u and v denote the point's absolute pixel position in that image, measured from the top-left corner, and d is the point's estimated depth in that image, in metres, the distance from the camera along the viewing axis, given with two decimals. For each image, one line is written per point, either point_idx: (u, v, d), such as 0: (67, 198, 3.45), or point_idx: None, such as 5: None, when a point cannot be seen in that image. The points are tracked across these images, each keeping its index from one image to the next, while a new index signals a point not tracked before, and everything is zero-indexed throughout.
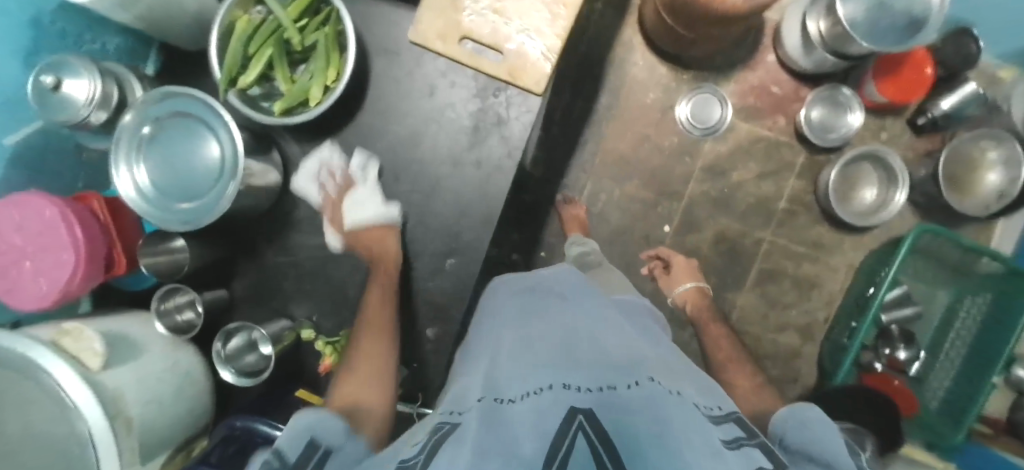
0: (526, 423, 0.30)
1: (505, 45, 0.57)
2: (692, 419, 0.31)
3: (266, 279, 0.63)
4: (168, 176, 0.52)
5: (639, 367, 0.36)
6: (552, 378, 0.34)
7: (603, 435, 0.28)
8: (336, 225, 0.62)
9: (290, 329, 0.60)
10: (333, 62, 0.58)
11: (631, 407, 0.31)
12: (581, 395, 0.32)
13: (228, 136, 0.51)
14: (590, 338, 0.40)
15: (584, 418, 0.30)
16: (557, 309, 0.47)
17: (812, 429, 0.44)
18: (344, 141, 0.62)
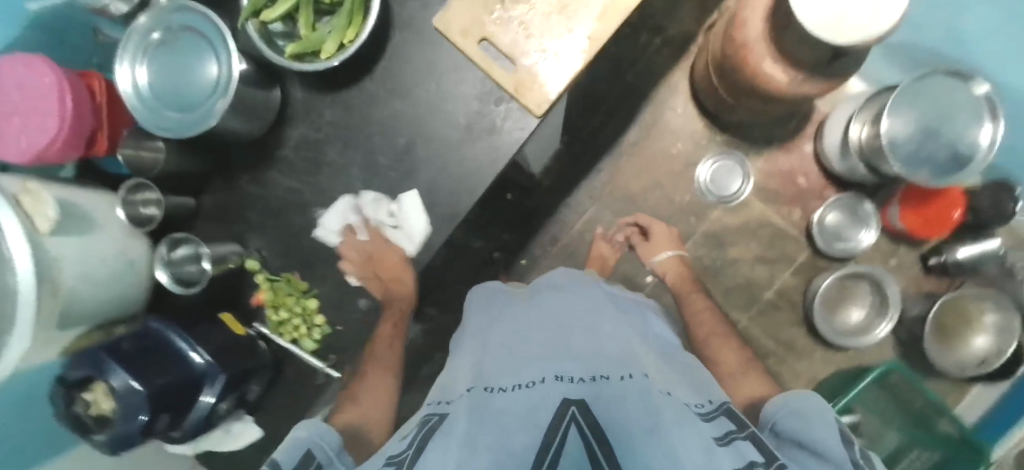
0: (524, 413, 0.35)
1: (520, 59, 0.57)
2: (684, 416, 0.36)
3: (234, 202, 0.66)
4: (163, 81, 0.54)
5: (630, 366, 0.42)
6: (544, 373, 0.40)
7: (592, 424, 0.33)
8: (311, 175, 0.63)
9: (236, 255, 0.63)
10: (355, 23, 0.59)
11: (617, 398, 0.36)
12: (569, 386, 0.37)
13: (227, 61, 0.53)
14: (577, 339, 0.46)
15: (577, 406, 0.35)
16: (550, 310, 0.52)
17: (809, 420, 0.45)
18: (344, 97, 0.62)
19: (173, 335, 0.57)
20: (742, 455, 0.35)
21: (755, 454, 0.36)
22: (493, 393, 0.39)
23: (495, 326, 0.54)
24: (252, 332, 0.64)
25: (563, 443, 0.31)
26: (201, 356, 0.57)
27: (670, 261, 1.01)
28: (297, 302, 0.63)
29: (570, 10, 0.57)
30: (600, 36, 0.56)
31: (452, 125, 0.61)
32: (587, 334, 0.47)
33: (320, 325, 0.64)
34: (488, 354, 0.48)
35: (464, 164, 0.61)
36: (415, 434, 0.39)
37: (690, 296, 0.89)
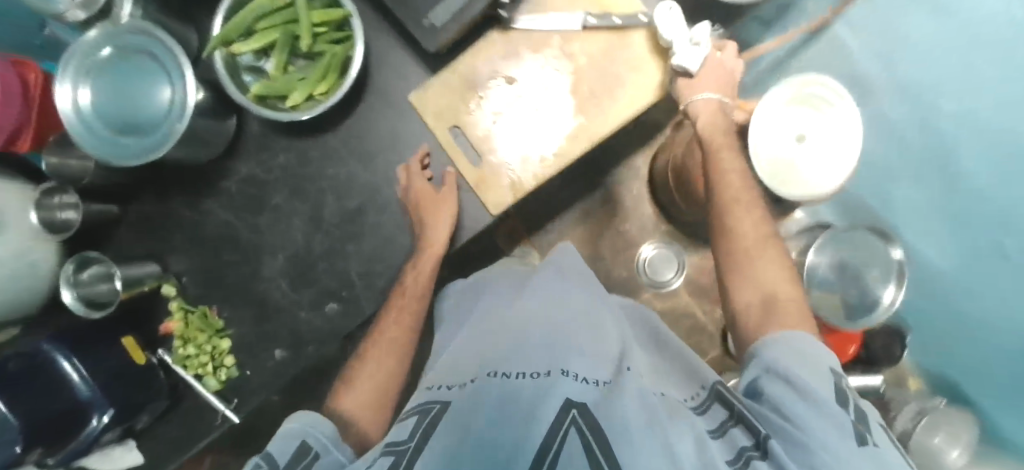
0: (526, 405, 0.36)
1: (488, 154, 0.60)
2: (676, 414, 0.39)
3: (161, 220, 0.62)
4: (110, 102, 0.50)
5: (626, 369, 0.45)
6: (551, 367, 0.42)
7: (593, 429, 0.33)
8: (252, 214, 0.62)
9: (153, 279, 0.60)
10: (328, 81, 0.57)
11: (619, 398, 0.37)
12: (574, 385, 0.39)
13: (182, 88, 0.50)
14: (576, 337, 0.49)
15: (578, 411, 0.34)
16: (552, 307, 0.55)
17: (802, 361, 0.42)
18: (303, 147, 0.61)
19: (63, 356, 0.52)
20: (731, 445, 0.37)
21: (745, 440, 0.38)
22: (499, 380, 0.40)
23: (497, 323, 0.56)
24: (153, 359, 0.61)
25: (564, 440, 0.32)
26: (81, 382, 0.53)
27: (705, 104, 0.60)
28: (208, 339, 0.61)
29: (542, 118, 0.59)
30: (567, 152, 0.59)
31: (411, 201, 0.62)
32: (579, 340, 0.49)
33: (229, 366, 0.62)
34: (493, 349, 0.49)
35: (412, 243, 0.62)
36: (416, 425, 0.41)
37: (715, 155, 0.61)
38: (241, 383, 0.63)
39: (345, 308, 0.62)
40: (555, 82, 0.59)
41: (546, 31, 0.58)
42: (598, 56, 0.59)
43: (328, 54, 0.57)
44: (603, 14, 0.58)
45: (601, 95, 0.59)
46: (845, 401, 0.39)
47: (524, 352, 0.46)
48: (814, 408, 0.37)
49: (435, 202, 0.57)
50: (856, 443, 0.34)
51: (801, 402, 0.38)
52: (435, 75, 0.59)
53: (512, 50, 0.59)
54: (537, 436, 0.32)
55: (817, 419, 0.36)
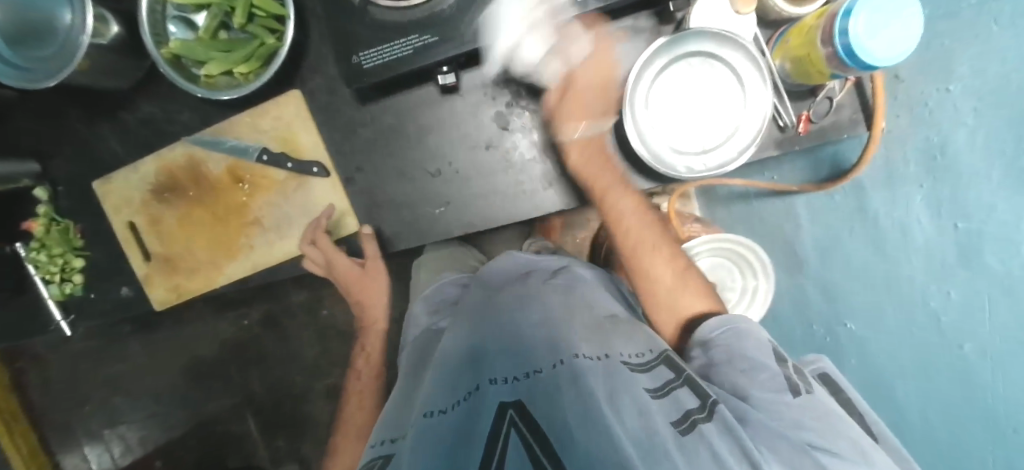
0: (455, 433, 0.36)
1: (148, 284, 0.62)
2: (621, 385, 0.39)
3: (52, 124, 0.61)
4: (16, 23, 0.49)
5: (557, 346, 0.43)
6: (479, 381, 0.41)
7: (529, 428, 0.34)
8: (141, 155, 0.60)
9: (29, 179, 0.60)
10: (249, 66, 0.54)
11: (549, 392, 0.37)
12: (502, 390, 0.39)
13: (81, 17, 0.47)
14: (507, 327, 0.47)
15: (514, 411, 0.36)
16: (502, 299, 0.54)
17: (740, 341, 0.47)
18: (210, 113, 0.58)
19: None
20: (678, 405, 0.39)
21: (690, 401, 0.40)
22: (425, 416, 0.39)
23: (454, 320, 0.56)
24: (7, 251, 0.62)
25: (506, 452, 0.33)
26: None
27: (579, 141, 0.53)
28: (61, 253, 0.61)
29: (217, 235, 0.60)
30: (241, 268, 0.60)
31: (276, 207, 0.59)
32: (509, 323, 0.48)
33: (75, 283, 0.63)
34: (438, 358, 0.48)
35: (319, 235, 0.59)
36: None
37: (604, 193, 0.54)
38: (83, 304, 0.64)
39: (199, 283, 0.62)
40: (239, 182, 0.59)
41: (221, 153, 0.58)
42: (271, 191, 0.59)
43: (259, 38, 0.54)
44: (281, 154, 0.57)
45: (262, 227, 0.59)
46: (784, 365, 0.45)
47: (455, 366, 0.45)
48: (755, 380, 0.44)
49: (160, 273, 0.61)
50: (794, 397, 0.42)
51: (752, 385, 0.43)
52: (122, 167, 0.60)
53: (445, 116, 0.57)
54: (475, 460, 0.33)
55: (762, 393, 0.42)
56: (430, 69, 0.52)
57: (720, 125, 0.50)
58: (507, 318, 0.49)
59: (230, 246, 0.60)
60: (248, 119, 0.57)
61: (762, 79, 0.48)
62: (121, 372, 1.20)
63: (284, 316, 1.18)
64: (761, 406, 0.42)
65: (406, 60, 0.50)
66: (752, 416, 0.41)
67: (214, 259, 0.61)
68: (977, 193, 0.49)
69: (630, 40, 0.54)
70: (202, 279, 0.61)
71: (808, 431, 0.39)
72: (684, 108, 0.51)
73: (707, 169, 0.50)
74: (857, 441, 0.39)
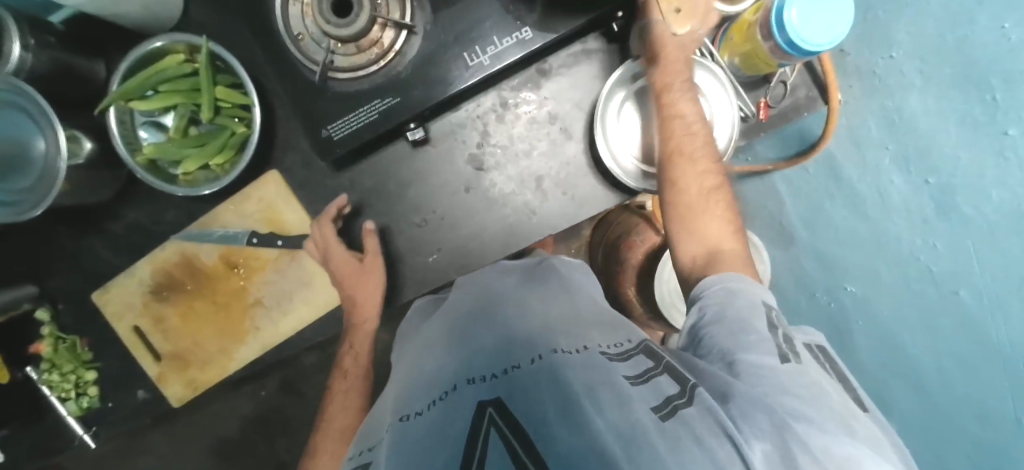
0: (428, 439, 0.29)
1: (162, 382, 0.62)
2: (603, 372, 0.33)
3: (43, 246, 0.62)
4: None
5: (536, 342, 0.37)
6: (456, 381, 0.34)
7: (514, 428, 0.28)
8: (134, 260, 0.61)
9: (29, 302, 0.61)
10: (224, 156, 0.55)
11: (529, 391, 0.31)
12: (482, 389, 0.32)
13: (54, 141, 0.49)
14: (485, 330, 0.42)
15: (495, 408, 0.30)
16: (480, 301, 0.48)
17: (736, 302, 0.40)
18: (194, 207, 0.60)
19: None
20: (656, 392, 0.32)
21: (670, 387, 0.33)
22: (402, 423, 0.33)
23: (420, 331, 0.49)
24: (17, 376, 0.62)
25: (487, 457, 0.27)
26: None
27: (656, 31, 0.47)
28: (72, 369, 0.62)
29: (221, 323, 0.61)
30: (252, 349, 0.61)
31: (273, 284, 0.60)
32: (484, 326, 0.42)
33: (92, 396, 0.63)
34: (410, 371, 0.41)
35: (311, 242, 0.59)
36: None
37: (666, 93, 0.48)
38: (101, 414, 0.64)
39: (209, 371, 0.62)
40: (234, 268, 0.60)
41: (213, 244, 0.59)
42: (266, 270, 0.60)
43: (228, 129, 0.55)
44: (270, 234, 0.58)
45: (263, 306, 0.61)
46: (779, 330, 0.38)
47: (427, 373, 0.38)
48: (742, 346, 0.37)
49: (173, 369, 0.62)
50: (781, 362, 0.35)
51: (746, 352, 0.36)
52: (119, 274, 0.61)
53: (424, 166, 0.59)
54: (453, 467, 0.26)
55: (752, 360, 0.35)
56: (399, 128, 0.54)
57: None
58: (484, 319, 0.43)
59: (235, 330, 0.61)
60: (232, 206, 0.59)
61: (723, 89, 0.53)
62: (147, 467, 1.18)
63: (303, 381, 1.17)
64: (747, 375, 0.34)
65: (373, 124, 0.52)
66: (736, 396, 0.32)
67: (222, 345, 0.62)
68: (938, 143, 0.51)
69: (582, 65, 0.58)
70: (215, 367, 0.62)
71: (799, 407, 0.31)
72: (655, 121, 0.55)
73: None
74: (839, 415, 0.32)
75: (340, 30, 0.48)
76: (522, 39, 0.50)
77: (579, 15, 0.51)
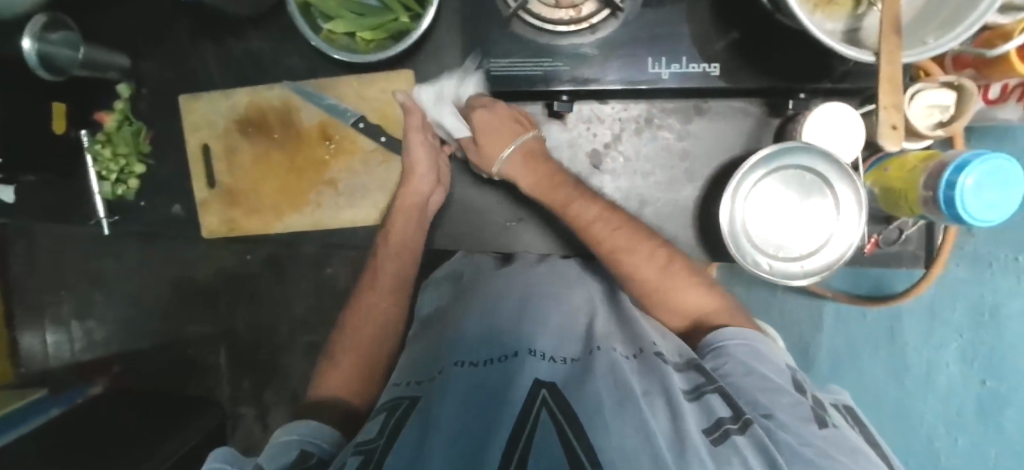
0: (486, 393, 0.33)
1: (203, 209, 0.61)
2: (655, 384, 0.36)
3: (155, 27, 0.60)
4: None
5: (593, 339, 0.42)
6: (517, 347, 0.39)
7: (564, 405, 0.31)
8: (235, 84, 0.60)
9: (117, 73, 0.60)
10: (376, 35, 0.54)
11: (586, 377, 0.35)
12: (539, 364, 0.36)
13: None
14: (544, 313, 0.46)
15: (548, 390, 0.33)
16: (539, 283, 0.52)
17: (760, 362, 0.42)
18: (317, 66, 0.59)
19: None
20: (707, 414, 0.35)
21: (723, 410, 0.35)
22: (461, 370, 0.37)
23: (483, 285, 0.53)
24: (71, 134, 0.61)
25: (538, 423, 0.30)
26: None
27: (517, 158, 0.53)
28: (126, 154, 0.61)
29: (286, 183, 0.60)
30: (302, 221, 0.61)
31: (353, 173, 0.59)
32: (540, 310, 0.46)
33: (130, 187, 0.62)
34: (464, 323, 0.46)
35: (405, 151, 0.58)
36: (385, 423, 0.35)
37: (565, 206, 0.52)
38: (130, 208, 0.63)
39: (252, 221, 0.61)
40: (326, 140, 0.59)
41: (319, 109, 0.58)
42: (354, 157, 0.59)
43: (393, 12, 0.54)
44: (378, 127, 0.58)
45: (333, 187, 0.60)
46: (808, 396, 0.39)
47: (490, 334, 0.42)
48: (777, 402, 0.38)
49: (219, 201, 0.61)
50: (821, 427, 0.35)
51: (769, 398, 0.38)
52: (215, 91, 0.59)
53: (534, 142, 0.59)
54: (506, 420, 0.30)
55: (783, 410, 0.36)
56: (550, 94, 0.53)
57: (800, 242, 0.53)
58: (545, 304, 0.48)
59: (297, 196, 0.60)
60: (354, 83, 0.58)
61: (858, 213, 0.51)
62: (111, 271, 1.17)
63: (289, 259, 1.14)
64: (790, 429, 0.34)
65: (529, 79, 0.51)
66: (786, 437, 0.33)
67: (277, 203, 0.61)
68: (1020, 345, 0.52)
69: (735, 121, 0.57)
70: (259, 219, 0.61)
71: (845, 461, 0.32)
72: (779, 208, 0.53)
73: (771, 270, 0.52)
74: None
75: None
76: (708, 72, 0.51)
77: (766, 78, 0.51)
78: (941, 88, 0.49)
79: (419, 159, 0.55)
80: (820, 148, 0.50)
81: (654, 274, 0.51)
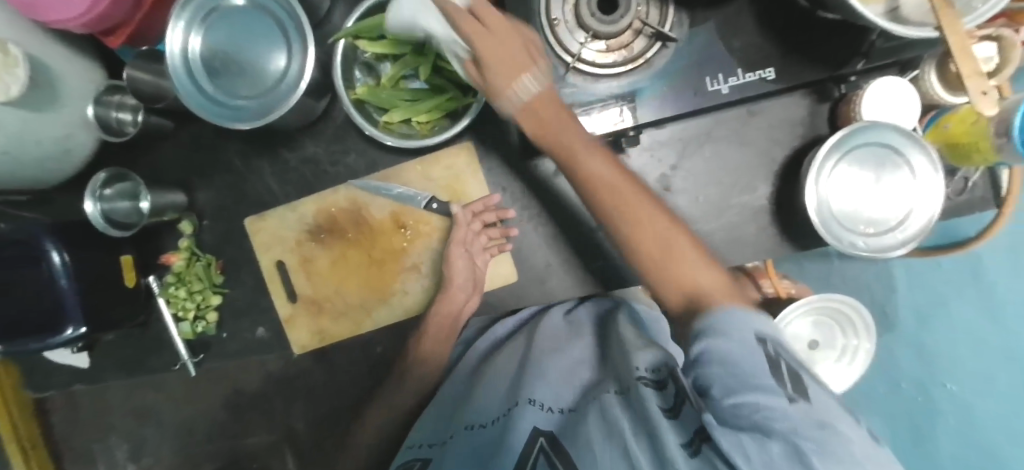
0: (488, 455, 0.39)
1: (289, 326, 0.60)
2: (642, 410, 0.31)
3: (205, 158, 0.60)
4: (228, 65, 0.49)
5: (604, 384, 0.38)
6: (519, 398, 0.41)
7: (552, 456, 0.33)
8: (296, 194, 0.60)
9: (175, 212, 0.59)
10: (434, 116, 0.55)
11: (581, 424, 0.34)
12: (538, 415, 0.38)
13: (298, 64, 0.47)
14: (558, 363, 0.45)
15: (544, 439, 0.35)
16: (549, 334, 0.49)
17: (739, 338, 0.29)
18: (375, 158, 0.59)
19: (70, 288, 0.50)
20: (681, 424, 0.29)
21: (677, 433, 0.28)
22: (472, 432, 0.43)
23: (499, 357, 0.52)
24: (142, 284, 0.60)
25: None
26: (68, 280, 0.50)
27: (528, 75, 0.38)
28: (201, 290, 0.60)
29: (369, 278, 0.59)
30: (392, 313, 0.60)
31: (435, 253, 0.59)
32: (556, 354, 0.46)
33: (209, 322, 0.61)
34: (483, 387, 0.48)
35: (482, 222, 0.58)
36: None
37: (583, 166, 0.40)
38: (212, 342, 0.62)
39: (341, 324, 0.60)
40: (400, 227, 0.59)
41: (389, 199, 0.58)
42: (432, 238, 0.59)
43: (445, 91, 0.55)
44: (451, 203, 0.58)
45: (417, 271, 0.59)
46: (779, 361, 0.28)
47: (503, 395, 0.45)
48: (742, 382, 0.27)
49: (304, 316, 0.60)
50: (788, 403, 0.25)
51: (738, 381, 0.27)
52: (279, 206, 0.59)
53: (569, 188, 0.56)
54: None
55: (746, 394, 0.26)
56: (618, 132, 0.54)
57: (884, 214, 0.54)
58: (562, 350, 0.47)
59: (382, 288, 0.59)
60: (419, 166, 0.58)
61: (935, 173, 0.53)
62: (131, 401, 0.86)
63: None
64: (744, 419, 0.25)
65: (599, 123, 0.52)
66: (762, 417, 0.24)
67: (362, 301, 0.60)
68: None
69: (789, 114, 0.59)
70: (349, 322, 0.60)
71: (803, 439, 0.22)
72: (857, 191, 0.54)
73: (868, 248, 0.53)
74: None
75: (602, 26, 0.50)
76: (765, 78, 0.53)
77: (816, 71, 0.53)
78: (983, 40, 0.52)
79: (458, 271, 0.56)
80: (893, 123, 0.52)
81: (657, 233, 0.39)
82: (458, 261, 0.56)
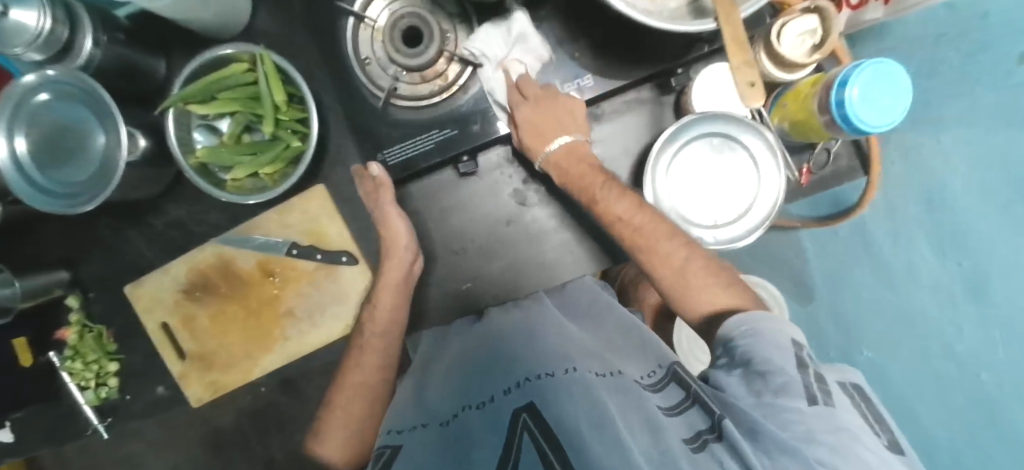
0: (461, 442, 0.30)
1: (184, 382, 0.63)
2: (633, 400, 0.32)
3: (82, 233, 0.63)
4: (59, 155, 0.50)
5: (573, 359, 0.36)
6: (494, 390, 0.34)
7: (543, 427, 0.27)
8: (170, 256, 0.62)
9: (60, 289, 0.62)
10: (276, 167, 0.56)
11: (565, 394, 0.30)
12: (515, 398, 0.32)
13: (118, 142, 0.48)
14: (528, 346, 0.40)
15: (527, 414, 0.29)
16: (522, 323, 0.46)
17: (757, 343, 0.33)
18: (237, 212, 0.61)
19: None
20: (688, 425, 0.32)
21: (701, 420, 0.32)
22: (432, 428, 0.33)
23: (454, 345, 0.49)
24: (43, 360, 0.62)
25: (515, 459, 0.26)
26: None
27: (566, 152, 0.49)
28: (96, 359, 0.62)
29: (250, 327, 0.61)
30: (276, 358, 0.62)
31: (306, 296, 0.60)
32: (527, 335, 0.43)
33: (111, 386, 0.64)
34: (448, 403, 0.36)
35: (345, 261, 0.59)
36: None
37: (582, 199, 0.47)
38: (119, 405, 0.65)
39: (231, 374, 0.62)
40: (270, 276, 0.60)
41: (253, 250, 0.60)
42: (302, 282, 0.60)
43: (284, 141, 0.55)
44: (311, 247, 0.59)
45: (293, 316, 0.61)
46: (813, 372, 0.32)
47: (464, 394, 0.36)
48: (768, 391, 0.30)
49: (197, 370, 0.63)
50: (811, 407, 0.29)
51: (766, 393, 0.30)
52: (155, 270, 0.61)
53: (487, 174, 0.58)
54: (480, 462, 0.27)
55: (771, 419, 0.29)
56: (453, 159, 0.54)
57: (729, 204, 0.53)
58: (530, 327, 0.45)
59: (263, 336, 0.61)
60: (276, 215, 0.59)
61: (773, 158, 0.52)
62: None
63: None
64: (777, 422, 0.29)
65: (428, 154, 0.52)
66: (772, 435, 0.28)
67: (247, 350, 0.62)
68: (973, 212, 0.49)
69: (634, 111, 0.58)
70: (238, 371, 0.62)
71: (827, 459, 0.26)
72: (699, 183, 0.53)
73: (716, 241, 0.52)
74: None
75: (414, 59, 0.50)
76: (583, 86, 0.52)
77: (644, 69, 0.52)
78: (804, 14, 0.47)
79: (398, 233, 0.54)
80: (722, 112, 0.52)
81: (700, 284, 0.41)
82: (397, 221, 0.54)
